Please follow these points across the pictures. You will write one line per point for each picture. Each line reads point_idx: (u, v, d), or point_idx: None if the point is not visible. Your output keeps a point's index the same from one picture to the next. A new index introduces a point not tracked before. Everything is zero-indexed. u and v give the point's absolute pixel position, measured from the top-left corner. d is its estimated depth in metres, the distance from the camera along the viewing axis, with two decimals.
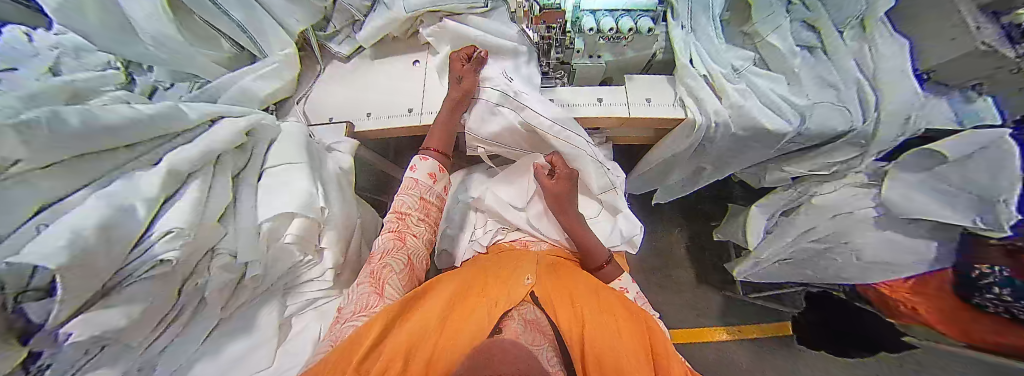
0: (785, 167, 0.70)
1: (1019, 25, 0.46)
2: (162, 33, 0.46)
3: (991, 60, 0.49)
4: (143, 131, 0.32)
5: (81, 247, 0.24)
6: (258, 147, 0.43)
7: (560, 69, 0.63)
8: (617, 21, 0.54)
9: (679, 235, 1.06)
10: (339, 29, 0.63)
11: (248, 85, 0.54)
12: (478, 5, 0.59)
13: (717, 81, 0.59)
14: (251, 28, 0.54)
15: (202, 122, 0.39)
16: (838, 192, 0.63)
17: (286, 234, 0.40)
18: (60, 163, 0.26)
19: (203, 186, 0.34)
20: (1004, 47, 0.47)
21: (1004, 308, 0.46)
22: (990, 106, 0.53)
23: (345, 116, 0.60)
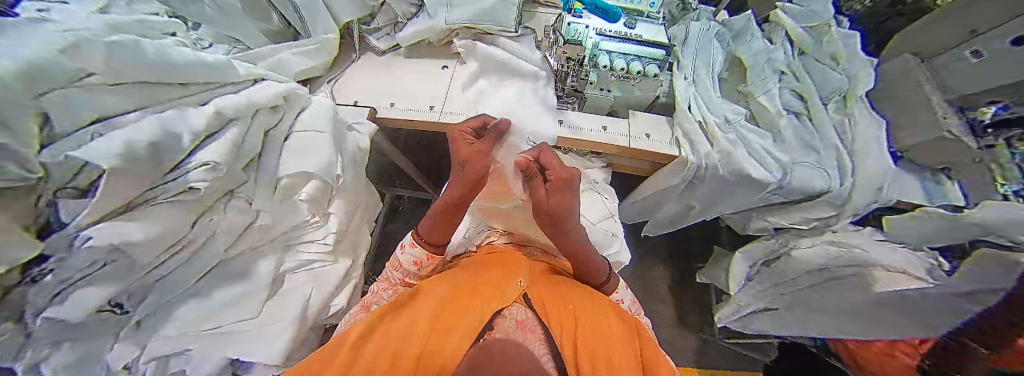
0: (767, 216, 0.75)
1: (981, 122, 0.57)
2: None
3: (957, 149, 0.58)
4: (200, 73, 0.36)
5: (127, 158, 0.26)
6: (290, 111, 0.47)
7: (573, 95, 0.71)
8: (629, 63, 0.61)
9: (664, 272, 1.08)
10: (381, 27, 0.71)
11: (286, 59, 0.59)
12: (509, 30, 0.66)
13: (710, 128, 0.65)
14: (305, 11, 0.60)
15: (247, 80, 0.43)
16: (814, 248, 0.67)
17: (302, 193, 0.44)
18: (124, 83, 0.30)
19: (240, 132, 0.37)
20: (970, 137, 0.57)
21: None
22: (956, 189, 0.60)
23: (369, 102, 0.65)
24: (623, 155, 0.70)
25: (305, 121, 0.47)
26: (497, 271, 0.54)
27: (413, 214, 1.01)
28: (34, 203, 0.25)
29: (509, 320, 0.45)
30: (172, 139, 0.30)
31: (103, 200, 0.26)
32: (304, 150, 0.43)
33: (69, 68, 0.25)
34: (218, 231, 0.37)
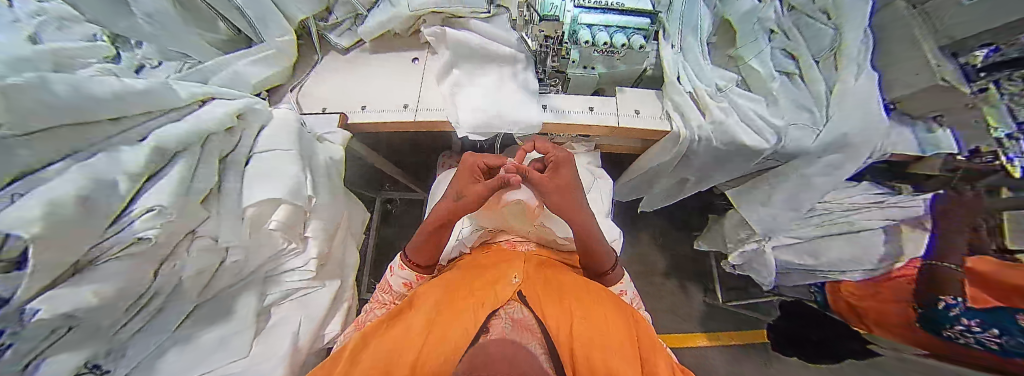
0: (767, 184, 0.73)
1: (973, 66, 0.56)
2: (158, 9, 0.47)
3: (952, 95, 0.58)
4: (131, 103, 0.31)
5: (58, 220, 0.22)
6: (247, 131, 0.43)
7: (555, 76, 0.67)
8: (611, 36, 0.56)
9: (662, 244, 1.09)
10: (341, 21, 0.63)
11: (241, 69, 0.53)
12: (480, 10, 0.58)
13: (701, 98, 0.62)
14: (252, 13, 0.52)
15: (191, 102, 0.38)
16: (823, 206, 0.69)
17: (271, 221, 0.40)
18: (48, 129, 0.25)
19: (189, 165, 0.34)
20: (962, 82, 0.57)
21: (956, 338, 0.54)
22: (947, 136, 0.63)
23: (339, 108, 0.60)
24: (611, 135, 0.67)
25: (266, 142, 0.43)
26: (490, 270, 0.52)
27: (403, 216, 0.99)
28: None
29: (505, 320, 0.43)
30: (108, 185, 0.26)
31: (39, 271, 0.23)
32: (267, 173, 0.40)
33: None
34: (184, 276, 0.34)
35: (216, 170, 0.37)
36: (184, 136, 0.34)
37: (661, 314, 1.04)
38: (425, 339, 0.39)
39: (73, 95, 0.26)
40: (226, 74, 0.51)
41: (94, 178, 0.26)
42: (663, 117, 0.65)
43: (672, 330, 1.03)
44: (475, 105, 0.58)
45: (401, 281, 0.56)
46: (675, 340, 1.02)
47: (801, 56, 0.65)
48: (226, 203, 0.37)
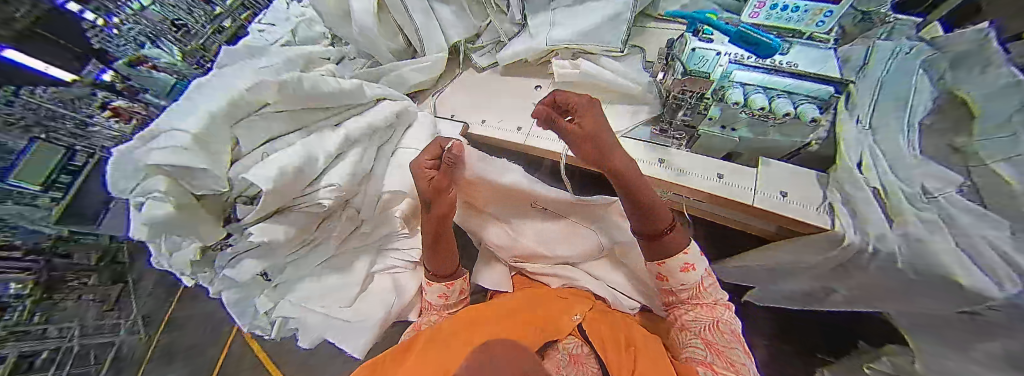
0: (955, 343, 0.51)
1: None
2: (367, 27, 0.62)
3: None
4: (337, 99, 0.42)
5: (281, 179, 0.32)
6: (400, 127, 0.52)
7: (683, 129, 0.58)
8: (771, 100, 0.47)
9: (766, 355, 0.86)
10: (484, 45, 0.74)
11: (406, 75, 0.67)
12: (616, 50, 0.61)
13: (891, 197, 0.46)
14: (423, 31, 0.65)
15: (372, 101, 0.50)
16: None
17: (397, 209, 0.47)
18: (288, 111, 0.38)
19: (359, 154, 0.42)
20: None
21: None
22: None
23: (463, 117, 0.69)
24: (741, 211, 0.57)
25: (411, 140, 0.52)
26: (558, 298, 0.53)
27: None
28: (224, 202, 0.36)
29: (561, 353, 0.45)
30: (311, 160, 0.36)
31: (267, 205, 0.33)
32: (404, 168, 0.47)
33: (254, 101, 0.33)
34: (333, 233, 0.44)
35: (374, 156, 0.46)
36: (363, 129, 0.44)
37: None
38: (495, 334, 0.41)
39: (309, 91, 0.38)
40: (393, 78, 0.66)
41: (303, 155, 0.35)
42: (822, 207, 0.52)
43: None
44: None
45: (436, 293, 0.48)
46: None
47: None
48: (373, 184, 0.45)
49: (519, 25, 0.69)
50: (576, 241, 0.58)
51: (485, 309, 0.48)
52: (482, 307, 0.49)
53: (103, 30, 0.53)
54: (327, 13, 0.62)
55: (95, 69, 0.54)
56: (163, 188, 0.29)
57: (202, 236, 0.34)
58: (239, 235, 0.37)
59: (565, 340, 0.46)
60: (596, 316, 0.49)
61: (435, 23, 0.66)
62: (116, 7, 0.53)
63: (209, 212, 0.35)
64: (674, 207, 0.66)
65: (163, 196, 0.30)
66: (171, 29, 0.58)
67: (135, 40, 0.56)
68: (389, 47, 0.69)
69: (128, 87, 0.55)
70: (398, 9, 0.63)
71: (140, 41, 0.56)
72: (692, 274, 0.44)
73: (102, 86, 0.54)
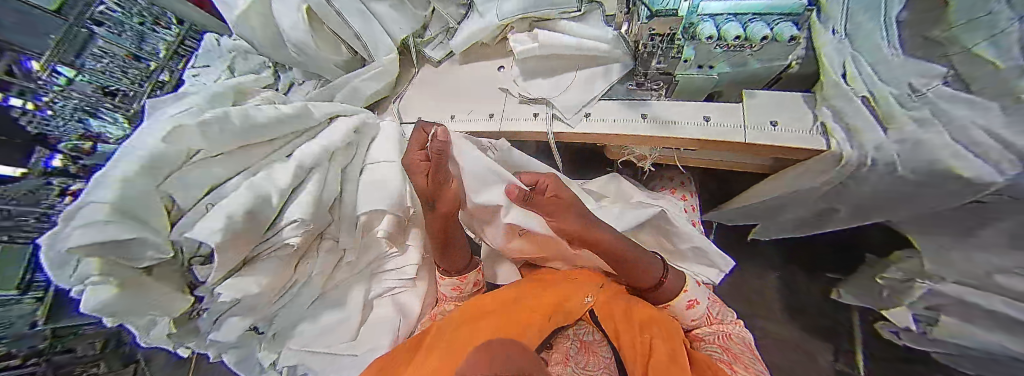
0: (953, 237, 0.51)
1: None
2: (301, 41, 0.55)
3: None
4: (282, 125, 0.38)
5: (231, 229, 0.28)
6: (363, 141, 0.48)
7: (659, 79, 0.56)
8: (745, 27, 0.44)
9: (778, 287, 0.88)
10: (434, 36, 0.69)
11: (358, 86, 0.62)
12: (573, 10, 0.56)
13: (881, 103, 0.44)
14: (366, 36, 0.60)
15: (325, 120, 0.45)
16: None
17: (379, 229, 0.43)
18: (227, 152, 0.34)
19: (320, 180, 0.38)
20: None
21: None
22: None
23: (430, 117, 0.65)
24: (733, 151, 0.55)
25: (376, 153, 0.47)
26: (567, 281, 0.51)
27: None
28: (180, 268, 0.32)
29: (572, 340, 0.46)
30: (266, 199, 0.32)
31: (226, 261, 0.30)
32: (376, 185, 0.43)
33: (178, 149, 0.29)
34: (314, 271, 0.40)
35: (339, 179, 0.42)
36: (318, 152, 0.39)
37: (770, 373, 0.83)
38: (497, 331, 0.38)
39: (242, 125, 0.33)
40: (347, 93, 0.61)
41: (256, 196, 0.31)
42: (815, 129, 0.50)
43: None
44: (577, 96, 0.58)
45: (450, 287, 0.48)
46: None
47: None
48: (347, 209, 0.41)
49: (465, 5, 0.64)
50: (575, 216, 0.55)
51: (491, 299, 0.46)
52: (484, 299, 0.46)
53: (39, 115, 0.37)
54: (255, 37, 0.54)
55: (40, 155, 0.37)
56: (98, 272, 0.25)
57: (167, 308, 0.30)
58: (211, 299, 0.34)
59: (576, 326, 0.47)
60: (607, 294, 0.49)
61: (375, 24, 0.60)
62: (39, 84, 0.38)
63: (165, 283, 0.31)
64: (666, 161, 0.64)
65: (102, 280, 0.26)
66: (108, 98, 0.44)
67: (76, 118, 0.41)
68: (332, 59, 0.63)
69: (84, 167, 0.40)
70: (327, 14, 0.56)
71: (81, 118, 0.41)
72: (696, 310, 0.48)
73: (60, 174, 0.38)
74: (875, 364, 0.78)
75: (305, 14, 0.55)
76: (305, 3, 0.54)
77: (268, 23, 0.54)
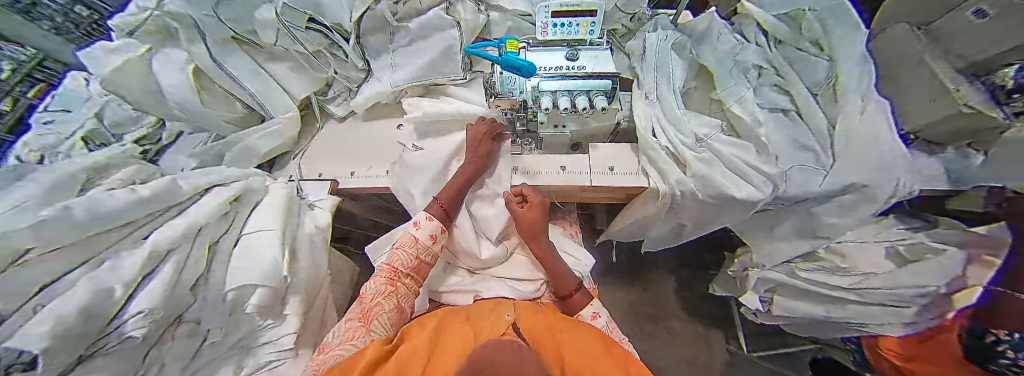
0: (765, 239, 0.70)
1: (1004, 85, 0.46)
2: (186, 100, 0.57)
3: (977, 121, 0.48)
4: (142, 209, 0.39)
5: (68, 328, 0.30)
6: (241, 211, 0.50)
7: (527, 137, 0.68)
8: (573, 100, 0.58)
9: (676, 288, 1.04)
10: (338, 95, 0.74)
11: (253, 143, 0.63)
12: (458, 79, 0.69)
13: (678, 151, 0.59)
14: (260, 95, 0.64)
15: (195, 192, 0.46)
16: (892, 274, 0.59)
17: (248, 302, 0.44)
18: (58, 247, 0.33)
19: (177, 263, 0.39)
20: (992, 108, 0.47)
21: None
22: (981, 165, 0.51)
23: (330, 174, 0.67)
24: (591, 192, 0.66)
25: (254, 222, 0.49)
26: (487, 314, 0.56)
27: None
28: None
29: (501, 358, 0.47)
30: (105, 295, 0.33)
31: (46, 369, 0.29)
32: (250, 254, 0.46)
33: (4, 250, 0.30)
34: (169, 359, 0.40)
35: (205, 257, 0.43)
36: (175, 236, 0.40)
37: (677, 362, 0.96)
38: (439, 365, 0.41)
39: (85, 219, 0.34)
40: (240, 149, 0.62)
41: (96, 289, 0.33)
42: (640, 171, 0.64)
43: None
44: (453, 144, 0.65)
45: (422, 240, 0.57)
46: None
47: None
48: (212, 288, 0.42)
49: (363, 70, 0.71)
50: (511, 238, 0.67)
51: (417, 339, 0.48)
52: (415, 334, 0.49)
53: None
54: (132, 94, 0.54)
55: None
56: None
57: None
58: None
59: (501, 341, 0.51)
60: (522, 313, 0.57)
61: (271, 82, 0.65)
62: None
63: None
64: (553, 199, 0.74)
65: None
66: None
67: None
68: (223, 115, 0.63)
69: None
70: (220, 77, 0.61)
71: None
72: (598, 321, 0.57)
73: None
74: (753, 339, 0.94)
75: (190, 72, 0.59)
76: (193, 63, 0.59)
77: (148, 78, 0.56)
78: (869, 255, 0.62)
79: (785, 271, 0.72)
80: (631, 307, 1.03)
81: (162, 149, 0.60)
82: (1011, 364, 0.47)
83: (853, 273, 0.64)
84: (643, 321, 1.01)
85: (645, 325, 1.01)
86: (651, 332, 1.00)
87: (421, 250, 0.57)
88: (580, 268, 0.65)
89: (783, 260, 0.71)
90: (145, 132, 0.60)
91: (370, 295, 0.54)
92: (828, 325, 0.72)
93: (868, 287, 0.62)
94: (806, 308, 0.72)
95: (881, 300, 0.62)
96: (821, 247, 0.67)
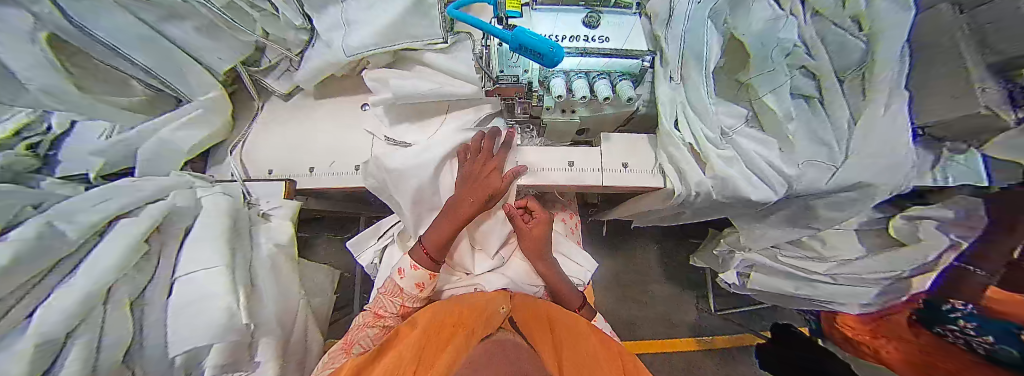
0: (757, 226, 0.71)
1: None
2: (53, 85, 0.40)
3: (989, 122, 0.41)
4: (8, 279, 0.27)
5: None
6: (167, 244, 0.39)
7: (529, 123, 0.58)
8: (592, 84, 0.47)
9: (657, 257, 1.08)
10: (276, 63, 0.55)
11: (169, 136, 0.48)
12: (438, 42, 0.53)
13: (701, 149, 0.53)
14: (162, 72, 0.47)
15: (89, 236, 0.34)
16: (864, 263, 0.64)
17: (207, 360, 0.37)
18: None
19: (88, 340, 0.30)
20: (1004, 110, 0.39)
21: (960, 337, 0.47)
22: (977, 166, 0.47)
23: (284, 171, 0.54)
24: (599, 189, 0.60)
25: (188, 260, 0.38)
26: (482, 297, 0.53)
27: None
28: None
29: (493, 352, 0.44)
30: None
31: None
32: (193, 302, 0.36)
33: None
34: None
35: (128, 318, 0.33)
36: (75, 306, 0.29)
37: (652, 322, 1.05)
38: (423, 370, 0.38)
39: None
40: (159, 141, 0.48)
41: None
42: (655, 169, 0.57)
43: (664, 337, 1.04)
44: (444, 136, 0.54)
45: (412, 284, 0.50)
46: (667, 346, 1.03)
47: (825, 77, 0.49)
48: (151, 351, 0.35)
49: (304, 30, 0.53)
50: (510, 248, 0.61)
51: (406, 340, 0.45)
52: (402, 338, 0.46)
53: None
54: None
55: None
56: None
57: None
58: None
59: None
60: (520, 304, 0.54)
61: (178, 53, 0.47)
62: None
63: None
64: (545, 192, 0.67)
65: None
66: None
67: None
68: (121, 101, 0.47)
69: None
70: (95, 49, 0.43)
71: None
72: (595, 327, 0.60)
73: None
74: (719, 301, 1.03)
75: (47, 46, 0.39)
76: (47, 31, 0.39)
77: None
78: (844, 241, 0.66)
79: (768, 255, 0.75)
80: (615, 275, 1.07)
81: (58, 142, 0.41)
82: (953, 329, 0.49)
83: (830, 260, 0.68)
84: (625, 288, 1.07)
85: (626, 291, 1.07)
86: (631, 297, 1.06)
87: (407, 299, 0.51)
88: (583, 277, 0.62)
89: (771, 245, 0.72)
90: (25, 119, 0.39)
91: (355, 327, 0.53)
92: (794, 299, 0.79)
93: (840, 272, 0.68)
94: (777, 285, 0.78)
95: (849, 282, 0.68)
96: (807, 236, 0.68)
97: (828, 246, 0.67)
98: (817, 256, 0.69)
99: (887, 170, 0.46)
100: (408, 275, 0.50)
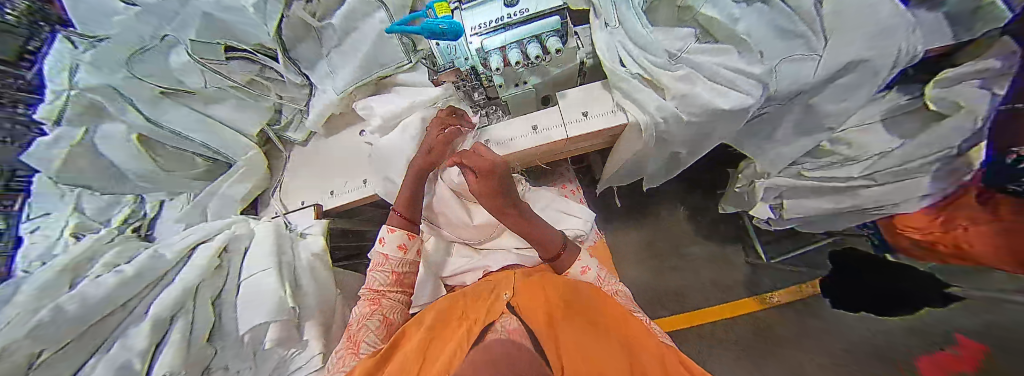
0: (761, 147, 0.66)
1: None
2: (142, 170, 0.58)
3: None
4: (134, 286, 0.41)
5: None
6: (233, 259, 0.51)
7: (493, 104, 0.65)
8: (524, 50, 0.51)
9: (686, 215, 1.02)
10: (290, 120, 0.71)
11: (226, 191, 0.63)
12: (405, 63, 0.64)
13: (654, 78, 0.55)
14: (216, 143, 0.64)
15: (180, 257, 0.47)
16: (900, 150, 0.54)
17: (266, 340, 0.49)
18: (64, 346, 0.36)
19: (185, 323, 0.42)
20: None
21: None
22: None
23: (312, 199, 0.67)
24: (572, 144, 0.64)
25: (248, 267, 0.50)
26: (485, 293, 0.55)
27: None
28: None
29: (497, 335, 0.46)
30: (125, 369, 0.38)
31: None
32: (253, 295, 0.48)
33: None
34: None
35: (211, 309, 0.45)
36: (173, 300, 0.42)
37: (699, 285, 0.98)
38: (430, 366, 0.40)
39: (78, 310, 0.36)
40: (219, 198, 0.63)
41: (115, 367, 0.37)
42: (617, 109, 0.61)
43: (719, 300, 0.96)
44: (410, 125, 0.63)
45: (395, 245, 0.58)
46: (726, 310, 0.95)
47: None
48: (227, 334, 0.46)
49: (304, 85, 0.68)
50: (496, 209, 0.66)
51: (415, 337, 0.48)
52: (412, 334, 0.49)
53: None
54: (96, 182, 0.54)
55: None
56: None
57: None
58: None
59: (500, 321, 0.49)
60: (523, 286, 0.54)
61: (221, 127, 0.63)
62: None
63: None
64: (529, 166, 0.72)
65: None
66: None
67: None
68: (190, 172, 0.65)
69: None
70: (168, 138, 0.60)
71: None
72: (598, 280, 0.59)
73: None
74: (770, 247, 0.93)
75: (137, 142, 0.57)
76: (135, 132, 0.56)
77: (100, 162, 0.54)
78: (875, 136, 0.56)
79: (792, 175, 0.68)
80: (646, 245, 1.04)
81: (151, 222, 0.58)
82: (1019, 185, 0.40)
83: (863, 159, 0.58)
84: (660, 255, 1.02)
85: (663, 258, 1.02)
86: (670, 264, 1.01)
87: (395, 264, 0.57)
88: (585, 227, 0.65)
89: (789, 164, 0.65)
90: (129, 209, 0.57)
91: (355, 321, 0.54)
92: (841, 219, 0.70)
93: (881, 167, 0.57)
94: (815, 204, 0.69)
95: (894, 178, 0.57)
96: (826, 142, 0.60)
97: (855, 146, 0.58)
98: (842, 161, 0.61)
99: (867, 36, 0.43)
100: (389, 240, 0.58)
